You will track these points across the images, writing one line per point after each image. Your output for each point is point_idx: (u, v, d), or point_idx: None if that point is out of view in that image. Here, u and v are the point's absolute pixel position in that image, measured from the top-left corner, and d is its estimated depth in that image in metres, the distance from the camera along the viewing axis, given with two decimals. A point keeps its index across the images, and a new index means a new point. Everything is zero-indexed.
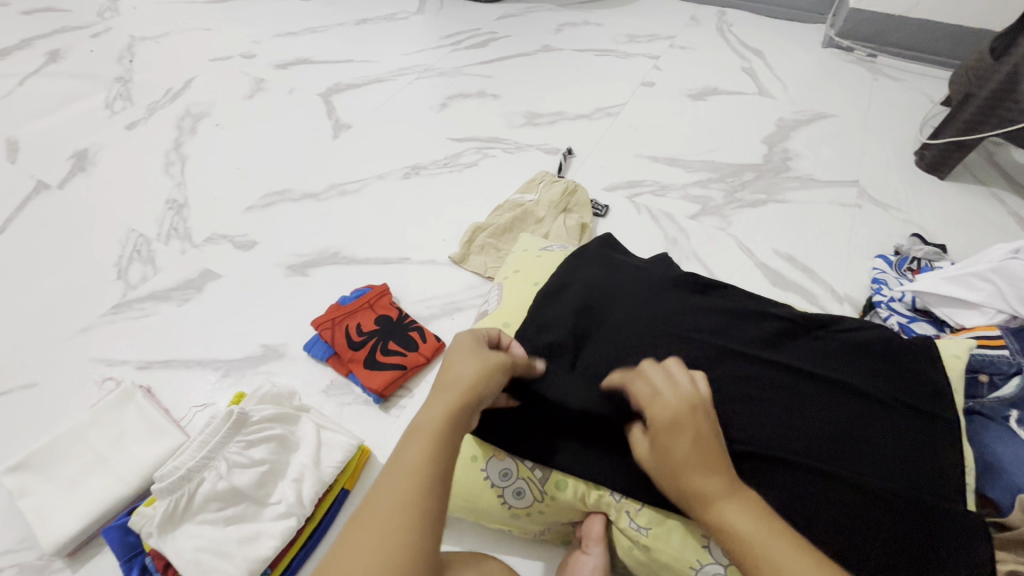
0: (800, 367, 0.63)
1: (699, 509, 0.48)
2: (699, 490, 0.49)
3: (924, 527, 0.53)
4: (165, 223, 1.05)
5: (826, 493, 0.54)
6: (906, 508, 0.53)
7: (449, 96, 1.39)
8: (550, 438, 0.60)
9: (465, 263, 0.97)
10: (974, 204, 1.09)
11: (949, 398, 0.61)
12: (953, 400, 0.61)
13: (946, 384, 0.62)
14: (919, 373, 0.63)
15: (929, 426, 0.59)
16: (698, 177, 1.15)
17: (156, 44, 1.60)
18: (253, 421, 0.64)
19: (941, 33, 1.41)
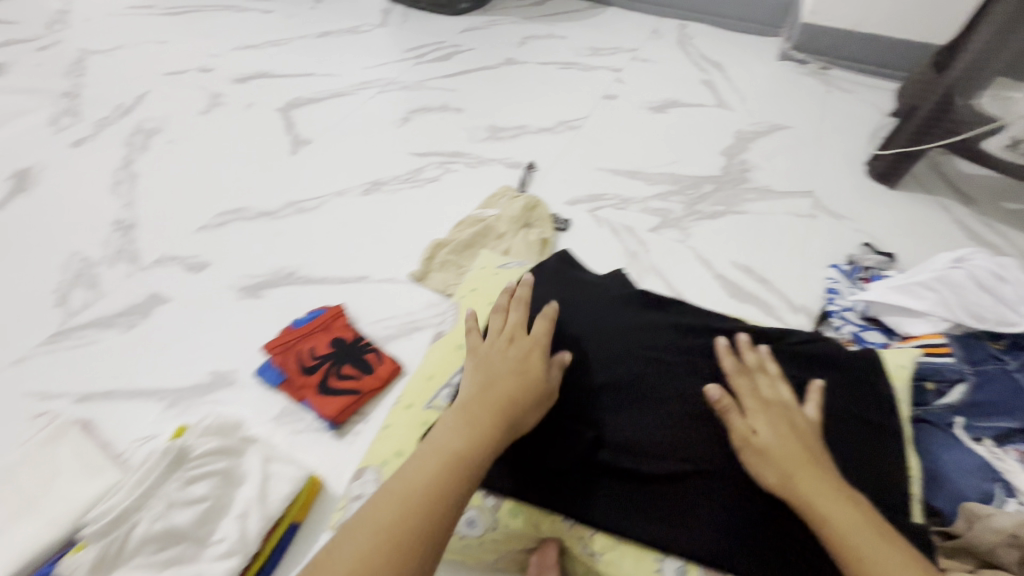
0: None
1: (807, 510, 0.50)
2: (816, 489, 0.50)
3: None
4: (112, 246, 1.01)
5: (775, 511, 0.53)
6: None
7: (411, 110, 1.38)
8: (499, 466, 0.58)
9: (425, 280, 0.96)
10: (922, 212, 1.13)
11: (890, 410, 0.63)
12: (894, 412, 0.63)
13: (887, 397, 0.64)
14: (863, 386, 0.64)
15: (872, 438, 0.60)
16: (658, 189, 1.16)
17: (107, 57, 1.55)
18: (194, 456, 0.62)
19: (889, 46, 1.46)
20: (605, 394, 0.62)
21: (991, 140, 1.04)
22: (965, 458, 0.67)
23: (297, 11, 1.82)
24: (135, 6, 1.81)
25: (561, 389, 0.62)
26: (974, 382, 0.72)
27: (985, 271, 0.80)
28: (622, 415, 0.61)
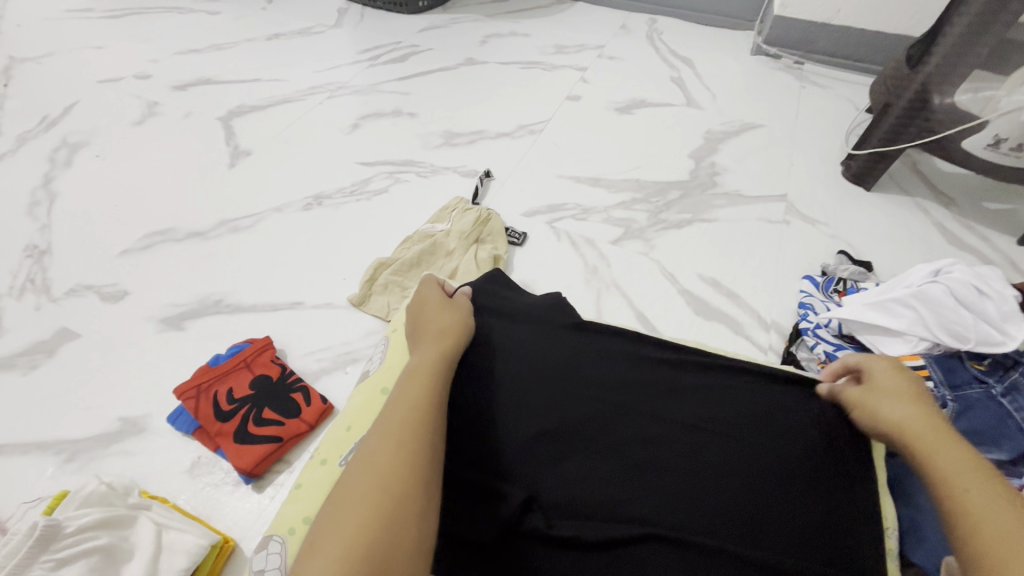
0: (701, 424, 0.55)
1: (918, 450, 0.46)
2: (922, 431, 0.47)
3: None
4: (21, 275, 0.92)
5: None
6: None
7: (361, 116, 1.29)
8: None
9: (365, 306, 0.88)
10: (899, 215, 1.07)
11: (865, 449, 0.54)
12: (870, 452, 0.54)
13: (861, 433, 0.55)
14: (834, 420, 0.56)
15: (844, 484, 0.52)
16: (621, 197, 1.09)
17: (37, 66, 1.45)
18: (67, 533, 0.53)
19: (864, 39, 1.40)
20: (540, 444, 0.54)
21: (970, 140, 0.96)
22: None
23: (247, 12, 1.72)
24: (73, 10, 1.70)
25: (490, 440, 0.55)
26: (955, 410, 0.66)
27: (964, 283, 0.72)
28: (557, 468, 0.53)
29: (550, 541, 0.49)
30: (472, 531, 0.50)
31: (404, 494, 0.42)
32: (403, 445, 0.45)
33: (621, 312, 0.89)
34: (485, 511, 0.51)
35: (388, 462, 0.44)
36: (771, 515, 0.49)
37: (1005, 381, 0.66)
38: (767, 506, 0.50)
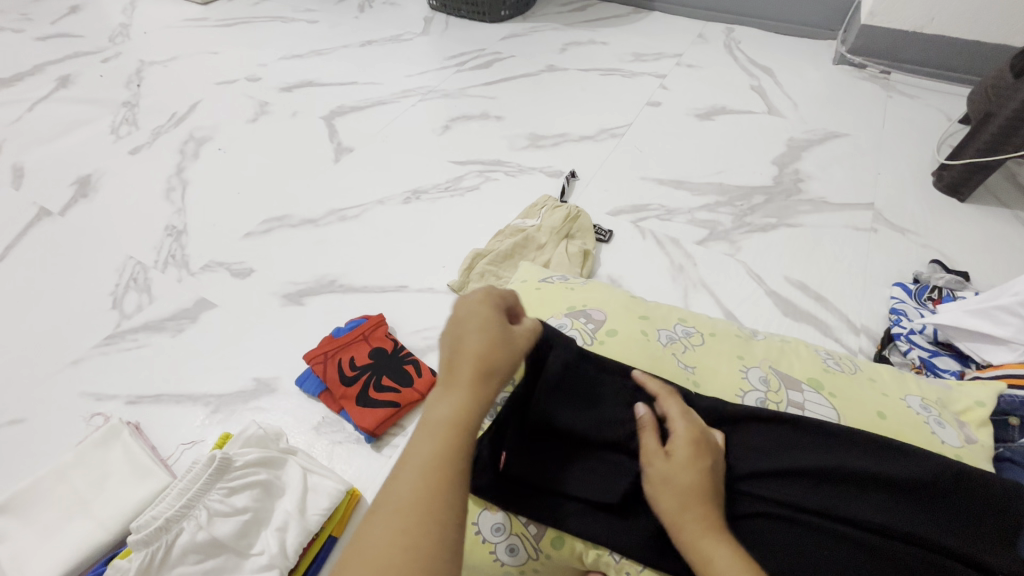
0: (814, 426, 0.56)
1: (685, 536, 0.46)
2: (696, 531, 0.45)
3: None
4: (163, 251, 1.04)
5: (829, 556, 0.48)
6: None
7: (452, 119, 1.37)
8: (528, 492, 0.54)
9: (464, 291, 0.94)
10: (997, 227, 1.05)
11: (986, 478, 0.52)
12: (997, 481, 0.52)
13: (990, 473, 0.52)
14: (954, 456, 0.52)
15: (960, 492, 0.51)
16: (705, 200, 1.12)
17: (164, 69, 1.62)
18: (237, 466, 0.62)
19: (958, 49, 1.37)
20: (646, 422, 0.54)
21: None
22: None
23: (341, 20, 1.86)
24: (191, 19, 1.89)
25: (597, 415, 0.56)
26: None
27: None
28: None
29: None
30: (597, 495, 0.52)
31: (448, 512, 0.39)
32: (450, 458, 0.41)
33: (708, 309, 0.92)
34: (594, 477, 0.53)
35: (439, 462, 0.41)
36: (887, 507, 0.50)
37: None
38: (884, 499, 0.51)
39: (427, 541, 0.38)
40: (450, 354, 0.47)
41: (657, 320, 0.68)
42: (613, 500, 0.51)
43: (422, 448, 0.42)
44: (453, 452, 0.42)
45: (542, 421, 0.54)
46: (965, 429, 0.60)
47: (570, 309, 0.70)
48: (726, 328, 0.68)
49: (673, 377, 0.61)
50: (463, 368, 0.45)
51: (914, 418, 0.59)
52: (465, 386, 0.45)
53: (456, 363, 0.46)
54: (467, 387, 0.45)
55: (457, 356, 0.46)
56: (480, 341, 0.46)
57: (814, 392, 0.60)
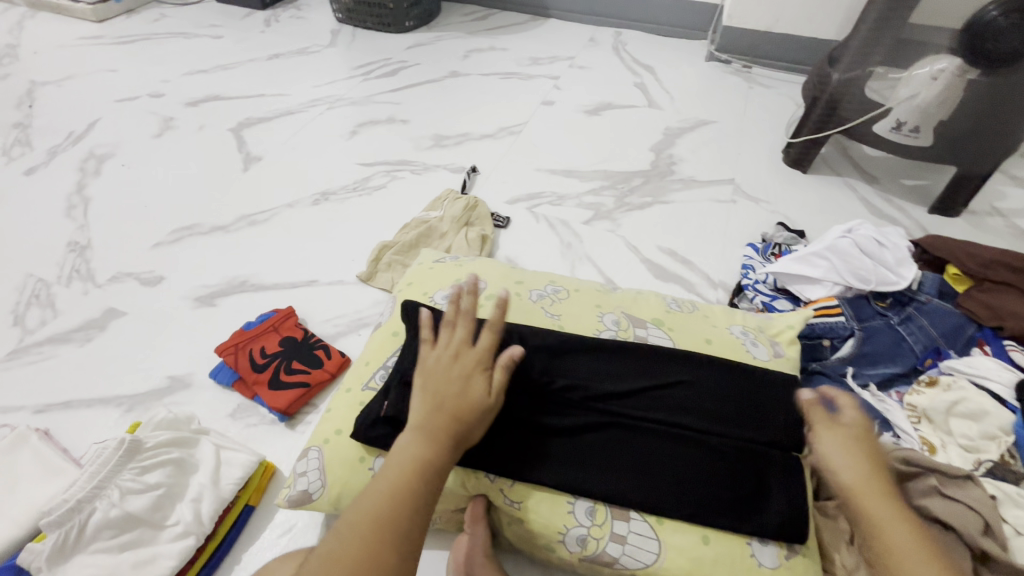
0: (648, 353, 0.67)
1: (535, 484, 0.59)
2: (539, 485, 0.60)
3: (737, 476, 0.59)
4: (67, 266, 1.05)
5: (658, 452, 0.60)
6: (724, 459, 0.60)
7: (359, 124, 1.44)
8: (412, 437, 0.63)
9: (372, 281, 1.02)
10: (831, 192, 1.24)
11: (770, 378, 0.66)
12: (778, 380, 0.67)
13: (772, 375, 0.67)
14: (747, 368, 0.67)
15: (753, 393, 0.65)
16: (591, 185, 1.25)
17: (58, 88, 1.58)
18: (148, 447, 0.66)
19: (801, 44, 1.59)
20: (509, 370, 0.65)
21: (878, 124, 1.13)
22: None
23: (247, 35, 1.88)
24: (85, 37, 1.84)
25: None
26: (861, 336, 0.83)
27: (869, 239, 0.90)
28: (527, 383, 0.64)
29: (534, 432, 0.62)
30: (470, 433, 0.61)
31: (416, 502, 0.52)
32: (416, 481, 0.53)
33: (591, 278, 1.04)
34: None
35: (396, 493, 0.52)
36: (698, 410, 0.63)
37: (901, 313, 0.84)
38: (697, 405, 0.63)
39: (392, 519, 0.51)
40: (421, 383, 0.59)
41: (530, 283, 0.79)
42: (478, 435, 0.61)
43: (397, 454, 0.55)
44: (427, 461, 0.54)
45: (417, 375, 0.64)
46: (777, 346, 0.75)
47: (456, 282, 0.80)
48: (589, 285, 0.80)
49: (541, 327, 0.72)
50: (435, 391, 0.58)
51: (734, 341, 0.73)
52: (439, 407, 0.56)
53: (428, 388, 0.58)
54: (440, 406, 0.57)
55: (434, 380, 0.58)
56: (445, 367, 0.59)
57: (656, 328, 0.73)
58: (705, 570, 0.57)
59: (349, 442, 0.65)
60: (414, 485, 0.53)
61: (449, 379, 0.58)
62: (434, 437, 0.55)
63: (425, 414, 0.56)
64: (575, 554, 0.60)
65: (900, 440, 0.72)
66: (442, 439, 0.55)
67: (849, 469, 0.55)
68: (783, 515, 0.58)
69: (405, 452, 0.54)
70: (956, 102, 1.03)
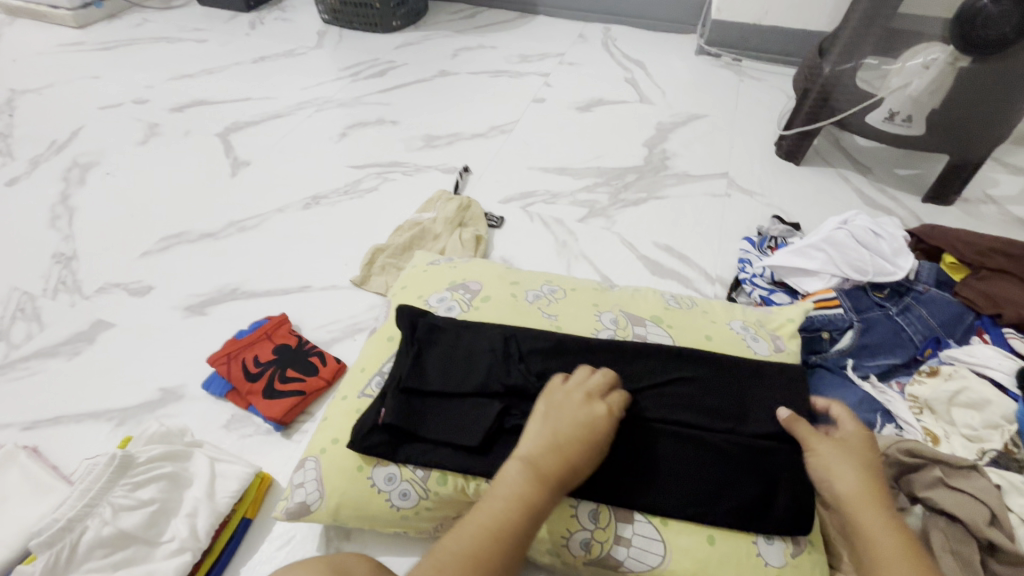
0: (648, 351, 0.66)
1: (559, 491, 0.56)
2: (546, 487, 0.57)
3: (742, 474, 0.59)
4: (53, 278, 1.03)
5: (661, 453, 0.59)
6: (728, 457, 0.59)
7: (349, 126, 1.42)
8: (411, 444, 0.62)
9: (366, 285, 1.00)
10: (824, 183, 1.24)
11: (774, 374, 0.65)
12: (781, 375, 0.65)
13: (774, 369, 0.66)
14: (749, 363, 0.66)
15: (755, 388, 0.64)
16: (585, 182, 1.24)
17: (39, 96, 1.55)
18: (140, 462, 0.65)
19: (790, 36, 1.59)
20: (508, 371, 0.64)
21: (871, 115, 1.13)
22: (847, 395, 0.76)
23: (232, 38, 1.85)
24: (66, 43, 1.81)
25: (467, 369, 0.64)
26: (860, 328, 0.82)
27: (864, 229, 0.90)
28: (525, 386, 0.63)
29: None
30: (463, 439, 0.60)
31: (518, 536, 0.52)
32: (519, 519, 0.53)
33: (588, 276, 1.03)
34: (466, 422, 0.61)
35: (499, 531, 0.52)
36: (700, 408, 0.62)
37: (900, 303, 0.84)
38: (700, 403, 0.62)
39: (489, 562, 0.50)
40: (545, 415, 0.58)
41: (526, 283, 0.78)
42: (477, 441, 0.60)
43: (502, 503, 0.53)
44: (532, 512, 0.53)
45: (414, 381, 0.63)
46: (777, 340, 0.74)
47: (450, 284, 0.79)
48: (586, 284, 0.79)
49: (538, 328, 0.71)
50: (559, 428, 0.57)
51: (734, 336, 0.72)
52: (556, 445, 0.55)
53: (550, 423, 0.57)
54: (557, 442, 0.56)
55: (557, 416, 0.58)
56: (573, 405, 0.58)
57: (655, 326, 0.72)
58: (712, 569, 0.56)
59: (346, 451, 0.64)
60: (520, 522, 0.52)
61: (575, 417, 0.57)
62: (547, 478, 0.54)
63: (545, 450, 0.55)
64: (580, 558, 0.59)
65: (902, 431, 0.72)
66: (560, 479, 0.54)
67: (846, 481, 0.55)
68: (788, 511, 0.58)
69: (516, 485, 0.54)
70: (947, 92, 1.03)
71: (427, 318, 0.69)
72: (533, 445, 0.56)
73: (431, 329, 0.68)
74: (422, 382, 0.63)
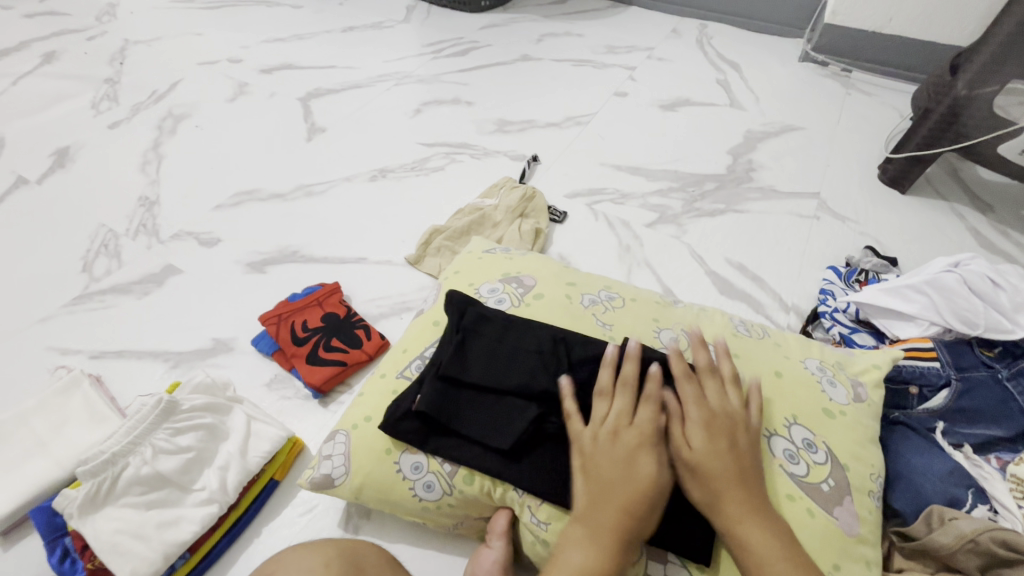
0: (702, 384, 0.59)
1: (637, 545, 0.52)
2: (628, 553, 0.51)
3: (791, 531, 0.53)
4: (135, 220, 1.09)
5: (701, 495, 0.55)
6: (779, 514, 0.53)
7: (424, 103, 1.42)
8: (440, 437, 0.60)
9: (420, 264, 0.99)
10: (933, 217, 1.10)
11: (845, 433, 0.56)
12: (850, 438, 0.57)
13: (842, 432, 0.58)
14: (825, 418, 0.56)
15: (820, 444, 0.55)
16: (658, 186, 1.17)
17: (147, 48, 1.65)
18: (183, 410, 0.67)
19: (913, 49, 1.42)
20: (551, 378, 0.60)
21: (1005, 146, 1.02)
22: (935, 462, 0.65)
23: (326, 6, 1.89)
24: (178, 1, 1.92)
25: (508, 370, 0.61)
26: (959, 389, 0.71)
27: (980, 276, 0.77)
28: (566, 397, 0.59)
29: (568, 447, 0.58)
30: (495, 441, 0.58)
31: None
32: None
33: (648, 286, 0.97)
34: (500, 425, 0.58)
35: None
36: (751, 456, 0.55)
37: (1012, 367, 0.72)
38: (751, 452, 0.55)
39: None
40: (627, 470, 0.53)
41: (584, 286, 0.74)
42: (506, 446, 0.57)
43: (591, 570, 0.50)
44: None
45: (451, 374, 0.60)
46: (858, 389, 0.65)
47: (504, 275, 0.76)
48: (649, 296, 0.74)
49: (590, 335, 0.67)
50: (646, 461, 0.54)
51: (809, 378, 0.64)
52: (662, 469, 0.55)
53: (623, 485, 0.53)
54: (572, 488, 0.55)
55: (622, 469, 0.53)
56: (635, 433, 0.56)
57: None
58: None
59: (377, 432, 0.63)
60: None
61: (644, 469, 0.53)
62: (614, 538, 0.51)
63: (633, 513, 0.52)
64: None
65: (999, 517, 0.61)
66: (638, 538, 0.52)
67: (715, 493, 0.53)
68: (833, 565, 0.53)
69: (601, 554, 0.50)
70: None
71: (476, 308, 0.66)
72: (602, 494, 0.53)
73: (476, 320, 0.64)
74: (458, 375, 0.60)
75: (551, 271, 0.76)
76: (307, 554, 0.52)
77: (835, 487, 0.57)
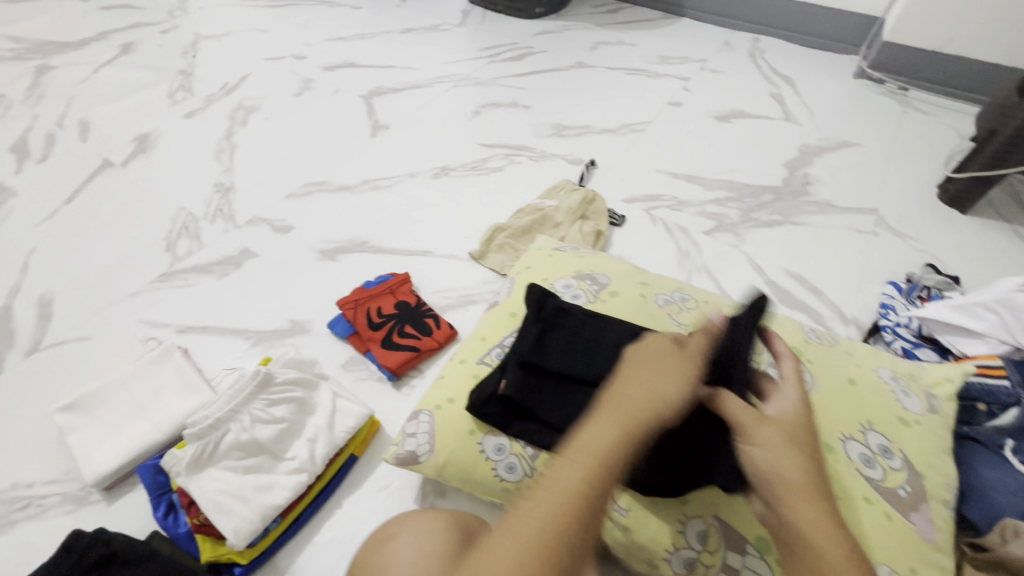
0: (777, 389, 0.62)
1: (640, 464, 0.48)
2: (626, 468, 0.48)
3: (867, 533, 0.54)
4: (213, 205, 1.14)
5: None
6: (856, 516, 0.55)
7: (482, 105, 1.46)
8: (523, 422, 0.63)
9: (483, 259, 1.02)
10: (994, 238, 1.10)
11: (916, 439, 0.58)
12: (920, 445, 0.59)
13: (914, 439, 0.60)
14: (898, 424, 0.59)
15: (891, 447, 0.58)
16: (715, 195, 1.19)
17: (217, 43, 1.73)
18: (277, 382, 0.71)
19: (974, 69, 1.42)
20: None
21: None
22: (1008, 477, 0.66)
23: (384, 8, 1.95)
24: None
25: (590, 360, 0.63)
26: None
27: None
28: None
29: None
30: None
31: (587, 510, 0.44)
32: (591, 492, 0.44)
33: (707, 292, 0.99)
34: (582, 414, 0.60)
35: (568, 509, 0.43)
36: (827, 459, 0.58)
37: None
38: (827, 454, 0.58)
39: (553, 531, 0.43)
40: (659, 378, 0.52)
41: (657, 287, 0.76)
42: None
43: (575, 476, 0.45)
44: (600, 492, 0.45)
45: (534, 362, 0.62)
46: (931, 400, 0.66)
47: (578, 273, 0.79)
48: (720, 299, 0.76)
49: (666, 333, 0.69)
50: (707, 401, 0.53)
51: (882, 386, 0.65)
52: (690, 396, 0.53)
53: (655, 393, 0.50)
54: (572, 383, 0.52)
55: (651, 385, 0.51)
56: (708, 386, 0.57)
57: (792, 357, 0.68)
58: None
59: (461, 413, 0.66)
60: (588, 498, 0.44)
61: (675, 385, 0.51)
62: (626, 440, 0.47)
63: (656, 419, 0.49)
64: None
65: None
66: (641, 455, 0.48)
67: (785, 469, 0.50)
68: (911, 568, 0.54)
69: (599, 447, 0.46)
70: None
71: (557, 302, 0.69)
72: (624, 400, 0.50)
73: (556, 314, 0.67)
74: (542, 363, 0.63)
75: (623, 271, 0.78)
76: (420, 518, 0.56)
77: (911, 493, 0.58)
